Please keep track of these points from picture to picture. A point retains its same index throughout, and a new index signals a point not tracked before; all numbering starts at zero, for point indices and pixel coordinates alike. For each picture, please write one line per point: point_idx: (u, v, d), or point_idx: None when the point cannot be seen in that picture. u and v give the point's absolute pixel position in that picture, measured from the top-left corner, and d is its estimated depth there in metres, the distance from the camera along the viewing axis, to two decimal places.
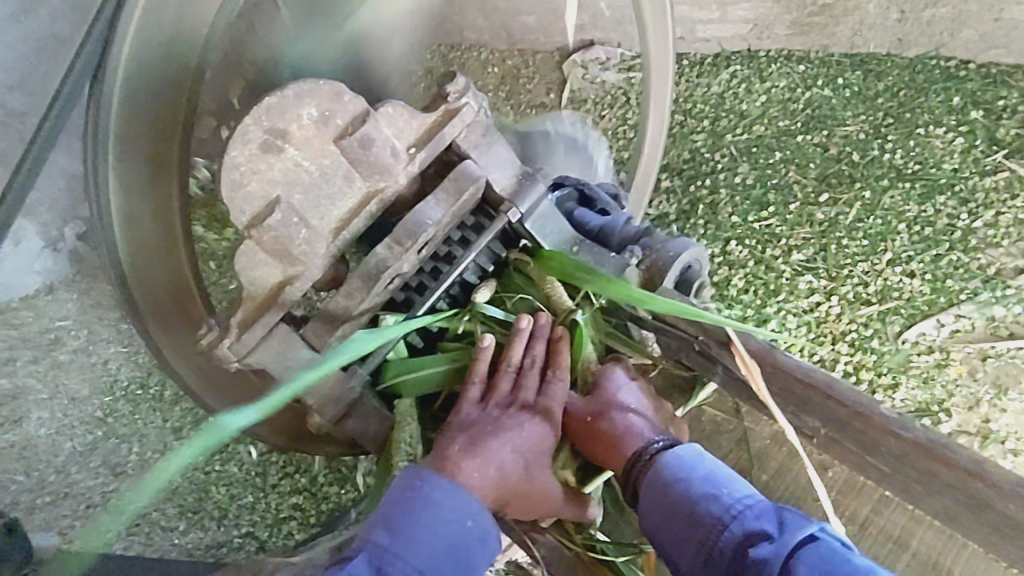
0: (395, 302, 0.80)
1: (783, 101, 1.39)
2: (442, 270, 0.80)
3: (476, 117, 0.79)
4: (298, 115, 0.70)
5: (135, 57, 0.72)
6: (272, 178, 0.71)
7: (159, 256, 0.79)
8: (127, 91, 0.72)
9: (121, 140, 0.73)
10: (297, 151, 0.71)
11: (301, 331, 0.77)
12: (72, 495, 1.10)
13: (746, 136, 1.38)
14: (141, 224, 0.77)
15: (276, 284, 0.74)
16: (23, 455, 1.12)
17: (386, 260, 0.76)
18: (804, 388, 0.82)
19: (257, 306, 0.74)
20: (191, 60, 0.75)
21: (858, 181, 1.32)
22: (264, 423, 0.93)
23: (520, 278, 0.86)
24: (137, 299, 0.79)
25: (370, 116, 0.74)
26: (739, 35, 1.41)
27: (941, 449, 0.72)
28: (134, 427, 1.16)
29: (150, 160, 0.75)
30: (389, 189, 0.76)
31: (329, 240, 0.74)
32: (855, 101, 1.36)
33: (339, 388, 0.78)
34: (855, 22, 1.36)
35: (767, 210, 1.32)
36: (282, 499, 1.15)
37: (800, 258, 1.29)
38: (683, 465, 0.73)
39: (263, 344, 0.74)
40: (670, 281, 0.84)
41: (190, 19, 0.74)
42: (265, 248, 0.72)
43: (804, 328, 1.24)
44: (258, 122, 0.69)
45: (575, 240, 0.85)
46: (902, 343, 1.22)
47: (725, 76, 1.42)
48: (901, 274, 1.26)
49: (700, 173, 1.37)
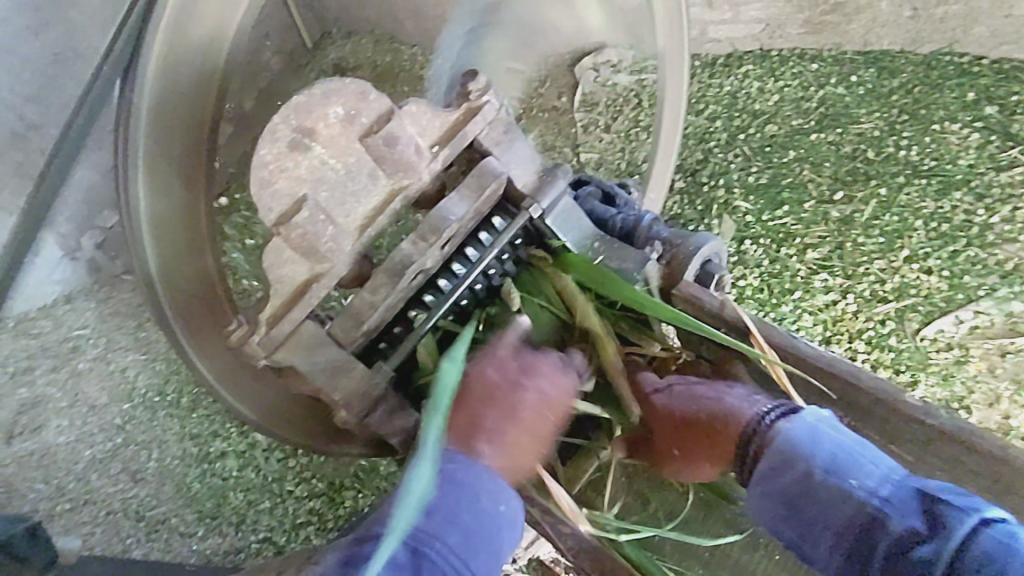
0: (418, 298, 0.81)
1: (796, 100, 1.37)
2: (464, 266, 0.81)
3: (497, 115, 0.79)
4: (326, 113, 0.69)
5: (164, 58, 0.73)
6: (294, 178, 0.70)
7: (187, 257, 0.82)
8: (157, 98, 0.74)
9: (151, 147, 0.75)
10: (324, 149, 0.70)
11: (327, 328, 0.77)
12: (92, 502, 1.14)
13: (759, 135, 1.36)
14: (170, 226, 0.79)
15: (303, 282, 0.73)
16: (42, 463, 1.14)
17: (410, 259, 0.76)
18: (824, 378, 0.78)
19: (285, 302, 0.74)
20: (217, 64, 0.77)
21: (873, 178, 1.31)
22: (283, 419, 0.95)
23: (538, 275, 0.87)
24: (166, 300, 0.81)
25: (394, 113, 0.73)
26: (751, 35, 1.38)
27: (972, 438, 0.70)
28: (153, 433, 1.17)
29: (179, 164, 0.78)
30: (412, 185, 0.76)
31: (355, 236, 0.74)
32: (868, 99, 1.35)
33: (367, 384, 0.78)
34: (868, 19, 1.33)
35: (782, 209, 1.31)
36: (300, 504, 1.15)
37: (816, 257, 1.28)
38: (808, 441, 0.72)
39: (289, 343, 0.75)
40: (690, 274, 0.85)
41: (216, 22, 0.76)
42: (292, 245, 0.71)
43: (820, 326, 1.24)
44: (286, 120, 0.68)
45: (594, 237, 0.87)
46: (921, 340, 1.22)
47: (737, 76, 1.40)
48: (919, 271, 1.25)
49: (714, 174, 1.35)
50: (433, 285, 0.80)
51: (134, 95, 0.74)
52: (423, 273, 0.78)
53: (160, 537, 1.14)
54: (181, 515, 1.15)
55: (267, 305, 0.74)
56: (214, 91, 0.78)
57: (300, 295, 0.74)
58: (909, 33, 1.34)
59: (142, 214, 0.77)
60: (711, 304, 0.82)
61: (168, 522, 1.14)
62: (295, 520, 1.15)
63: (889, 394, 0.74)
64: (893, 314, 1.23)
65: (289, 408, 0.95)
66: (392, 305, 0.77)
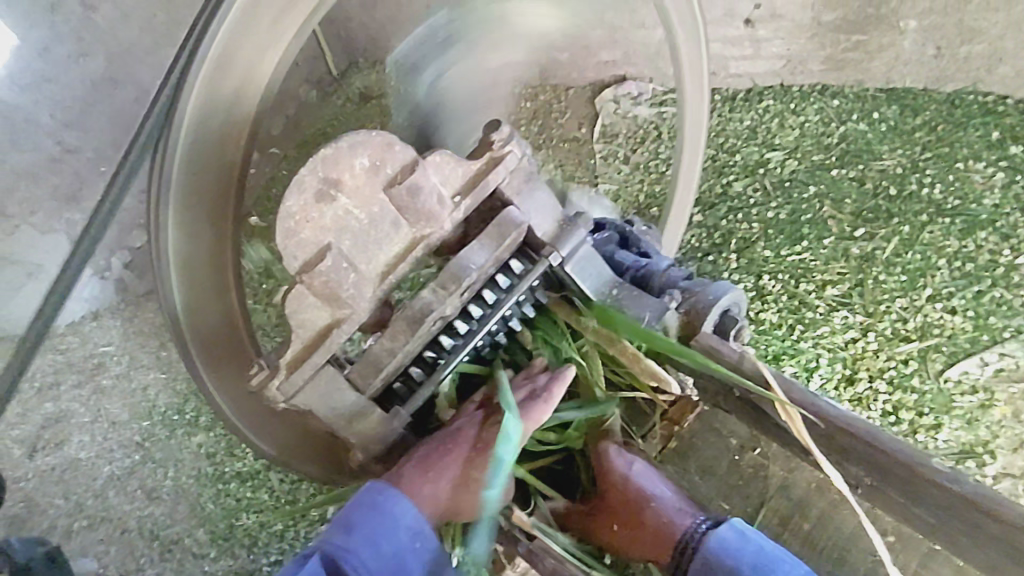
0: (436, 345, 0.80)
1: (817, 135, 1.37)
2: (484, 314, 0.81)
3: (519, 164, 0.78)
4: (352, 166, 0.70)
5: (200, 107, 0.77)
6: (320, 226, 0.71)
7: (208, 295, 0.85)
8: (188, 147, 0.78)
9: (179, 193, 0.79)
10: (349, 199, 0.71)
11: (346, 373, 0.77)
12: (109, 519, 1.15)
13: (779, 170, 1.37)
14: (194, 267, 0.83)
15: (323, 327, 0.75)
16: (63, 478, 1.16)
17: (431, 305, 0.76)
18: (843, 436, 0.80)
19: (306, 347, 0.75)
20: (248, 109, 0.81)
21: (895, 216, 1.30)
22: (301, 452, 0.98)
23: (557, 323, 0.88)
24: (186, 335, 0.85)
25: (418, 164, 0.74)
26: (774, 70, 1.39)
27: (988, 503, 0.71)
28: (169, 452, 1.18)
29: (205, 210, 0.81)
30: (434, 235, 0.76)
31: (376, 282, 0.75)
32: (892, 135, 1.35)
33: (383, 429, 0.80)
34: (890, 57, 1.33)
35: (801, 244, 1.31)
36: (312, 528, 1.15)
37: (835, 293, 1.27)
38: (734, 546, 0.79)
39: (309, 388, 0.75)
40: (706, 326, 0.85)
41: (250, 70, 0.79)
42: (315, 292, 0.72)
43: (839, 364, 1.22)
44: (313, 172, 0.69)
45: (613, 284, 0.86)
46: (945, 382, 1.19)
47: (758, 111, 1.40)
48: (942, 310, 1.23)
49: (732, 208, 1.36)
50: (452, 333, 0.80)
51: (167, 142, 0.77)
52: (441, 321, 0.78)
53: (173, 556, 1.15)
54: (194, 535, 1.15)
55: (288, 349, 0.75)
56: (243, 139, 0.81)
57: (322, 339, 0.74)
58: (933, 71, 1.34)
59: (167, 255, 0.80)
60: (728, 354, 0.83)
61: (182, 542, 1.15)
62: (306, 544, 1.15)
63: (913, 458, 0.76)
64: (917, 352, 1.21)
65: (303, 442, 0.98)
66: (407, 353, 0.77)
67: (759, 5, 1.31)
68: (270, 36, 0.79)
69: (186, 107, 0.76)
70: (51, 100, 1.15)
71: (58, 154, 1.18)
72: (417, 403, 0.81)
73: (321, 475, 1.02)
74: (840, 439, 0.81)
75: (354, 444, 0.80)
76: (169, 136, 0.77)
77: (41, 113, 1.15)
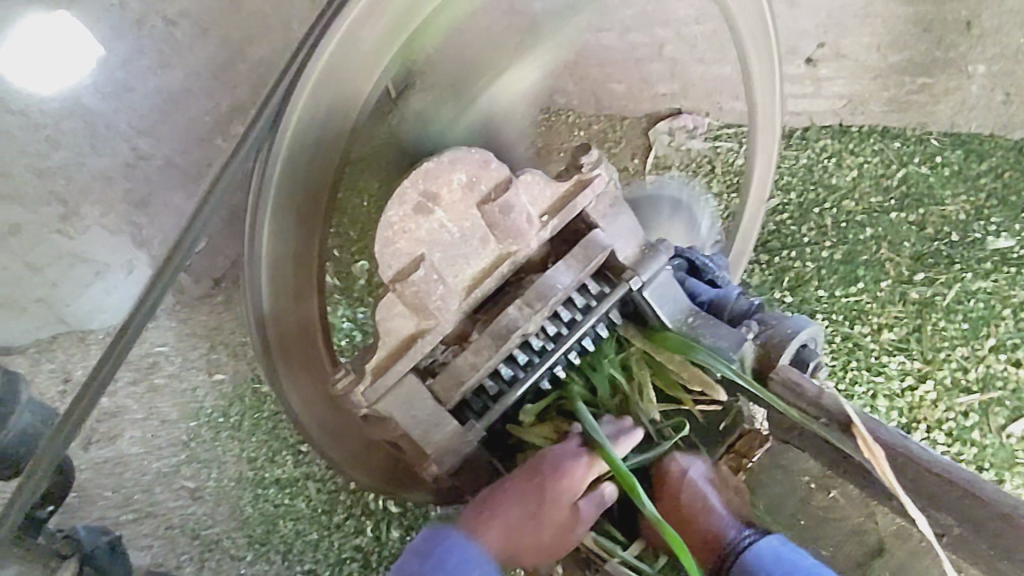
0: (514, 360, 0.83)
1: (875, 177, 1.35)
2: (562, 333, 0.84)
3: (606, 187, 0.84)
4: (450, 179, 0.77)
5: (306, 121, 0.84)
6: (407, 244, 0.76)
7: (292, 302, 0.92)
8: (285, 163, 0.85)
9: (274, 205, 0.86)
10: (444, 212, 0.77)
11: (428, 384, 0.81)
12: (154, 515, 1.17)
13: (835, 210, 1.34)
14: (280, 275, 0.90)
15: (409, 336, 0.79)
16: (115, 471, 1.18)
17: (516, 322, 0.81)
18: (942, 483, 0.78)
19: (390, 353, 0.79)
20: (347, 123, 0.87)
21: (957, 262, 1.27)
22: (364, 458, 1.03)
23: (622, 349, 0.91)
24: (267, 337, 0.92)
25: (511, 183, 0.80)
26: (834, 110, 1.37)
27: None
28: (214, 453, 1.21)
29: (295, 222, 0.89)
30: (521, 252, 0.81)
31: (462, 296, 0.80)
32: (954, 180, 1.33)
33: (458, 442, 0.82)
34: (957, 101, 1.32)
35: (856, 286, 1.28)
36: (345, 540, 1.17)
37: (891, 338, 1.24)
38: (783, 560, 0.79)
39: (391, 394, 0.79)
40: (785, 359, 0.87)
41: (349, 86, 0.86)
42: (404, 301, 0.78)
43: (895, 413, 1.18)
44: (415, 185, 0.76)
45: (689, 312, 0.89)
46: (1007, 437, 1.16)
47: (814, 150, 1.38)
48: (1005, 362, 1.20)
49: (784, 246, 1.33)
50: (531, 351, 0.83)
51: (269, 157, 0.85)
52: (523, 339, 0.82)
53: (212, 557, 1.16)
54: (232, 538, 1.17)
55: (373, 356, 0.79)
56: (337, 159, 0.88)
57: (405, 348, 0.79)
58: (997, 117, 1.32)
59: (257, 261, 0.88)
60: (810, 388, 0.84)
61: (221, 543, 1.17)
62: (338, 557, 1.17)
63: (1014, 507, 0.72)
64: (971, 407, 1.18)
65: (365, 451, 1.02)
66: (488, 366, 0.81)
67: (822, 44, 1.29)
68: (369, 60, 0.86)
69: (288, 125, 0.84)
70: (134, 110, 1.21)
71: (133, 160, 1.25)
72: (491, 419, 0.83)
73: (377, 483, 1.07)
74: (935, 485, 0.79)
75: (428, 455, 0.82)
76: (271, 151, 0.84)
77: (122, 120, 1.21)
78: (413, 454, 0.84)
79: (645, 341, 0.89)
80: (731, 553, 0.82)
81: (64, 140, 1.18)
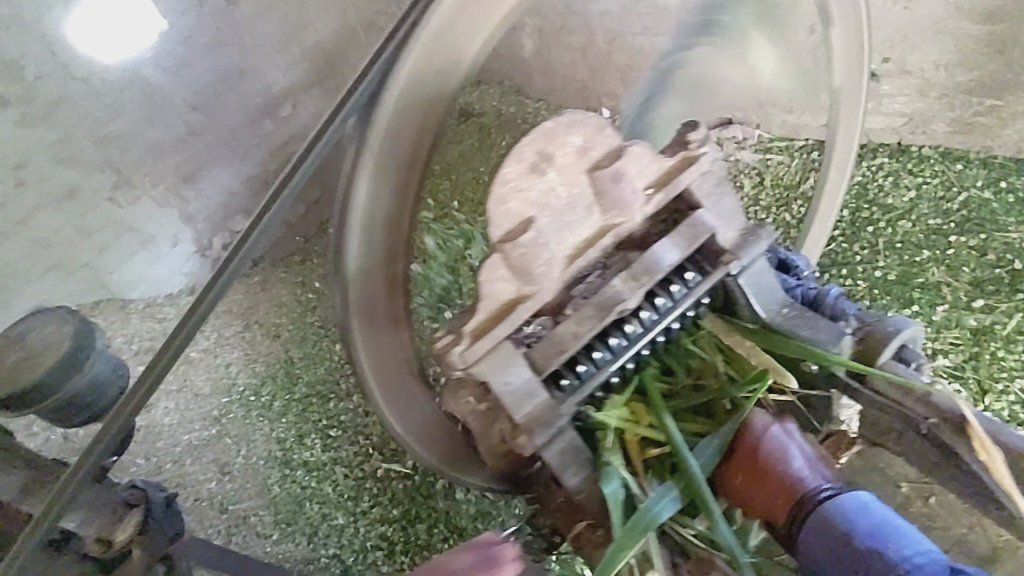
0: (613, 331, 0.87)
1: (934, 199, 1.43)
2: (659, 310, 0.88)
3: (710, 166, 0.88)
4: (566, 141, 0.79)
5: (414, 77, 0.86)
6: (515, 203, 0.78)
7: (374, 263, 0.92)
8: (390, 124, 0.86)
9: (374, 163, 0.87)
10: (557, 175, 0.79)
11: (524, 351, 0.83)
12: (184, 487, 1.10)
13: (893, 230, 1.43)
14: (370, 233, 0.91)
15: (508, 300, 0.81)
16: (143, 438, 1.03)
17: (620, 295, 0.84)
18: None
19: (491, 315, 0.81)
20: (450, 84, 0.89)
21: (1017, 292, 1.36)
22: (431, 431, 1.04)
23: (707, 339, 0.95)
24: (349, 295, 0.92)
25: (621, 151, 0.83)
26: (892, 128, 1.45)
27: None
28: (244, 430, 1.21)
29: (391, 183, 0.90)
30: (623, 225, 0.84)
31: (563, 266, 0.82)
32: (1018, 207, 1.40)
33: (552, 413, 0.84)
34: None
35: (912, 308, 1.37)
36: (371, 527, 1.26)
37: (948, 364, 1.32)
38: (853, 509, 0.74)
39: (485, 359, 0.81)
40: (885, 355, 0.92)
41: (457, 48, 0.88)
42: (510, 263, 0.79)
43: None
44: (533, 142, 0.77)
45: (783, 303, 0.94)
46: None
47: (871, 167, 1.47)
48: None
49: (838, 263, 1.42)
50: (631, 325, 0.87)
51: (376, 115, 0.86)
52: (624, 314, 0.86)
53: (238, 532, 1.16)
54: (259, 515, 1.19)
55: (474, 318, 0.81)
56: (434, 124, 0.90)
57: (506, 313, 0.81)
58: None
59: (352, 218, 0.89)
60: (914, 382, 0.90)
61: (247, 519, 1.18)
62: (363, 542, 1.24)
63: None
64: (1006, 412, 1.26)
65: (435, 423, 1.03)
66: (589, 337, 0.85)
67: (887, 60, 1.35)
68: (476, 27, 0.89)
69: (393, 88, 0.85)
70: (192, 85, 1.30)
71: (186, 134, 1.31)
72: (588, 391, 0.85)
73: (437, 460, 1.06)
74: None
75: (521, 425, 0.84)
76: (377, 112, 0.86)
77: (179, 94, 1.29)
78: (480, 426, 0.87)
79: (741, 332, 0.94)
80: (808, 502, 0.78)
81: (124, 109, 1.26)
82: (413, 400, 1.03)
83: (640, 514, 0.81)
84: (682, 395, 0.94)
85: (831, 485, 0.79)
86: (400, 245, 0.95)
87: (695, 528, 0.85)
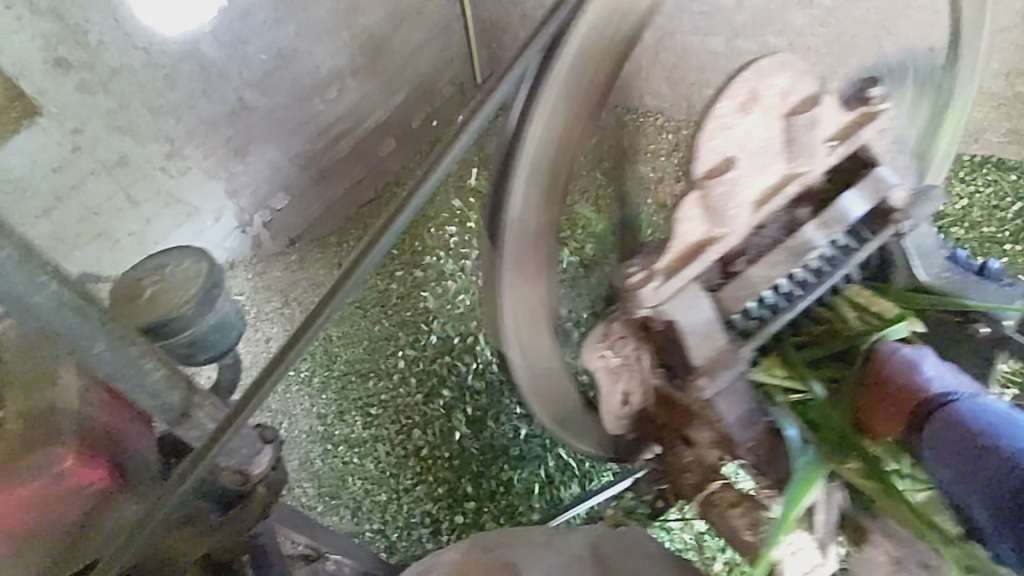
0: (798, 274, 1.07)
1: (988, 207, 1.55)
2: (826, 270, 1.08)
3: (890, 125, 1.04)
4: (773, 83, 0.91)
5: (596, 29, 0.90)
6: (718, 143, 0.91)
7: (530, 224, 1.02)
8: (543, 116, 0.94)
9: (533, 156, 0.97)
10: (765, 110, 0.92)
11: (713, 295, 1.02)
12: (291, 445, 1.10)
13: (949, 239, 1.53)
14: (529, 200, 1.00)
15: (699, 242, 0.96)
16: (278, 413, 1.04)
17: (812, 242, 1.03)
18: None
19: (677, 259, 0.96)
20: (619, 45, 0.94)
21: None
22: (549, 373, 1.19)
23: (849, 304, 1.13)
24: (504, 261, 1.02)
25: (814, 99, 0.95)
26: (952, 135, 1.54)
27: None
28: (291, 405, 1.08)
29: (547, 175, 1.01)
30: (804, 173, 0.98)
31: (751, 211, 0.96)
32: None
33: (730, 357, 1.00)
34: None
35: None
36: (413, 505, 1.34)
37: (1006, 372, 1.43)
38: (982, 411, 0.86)
39: (675, 298, 0.97)
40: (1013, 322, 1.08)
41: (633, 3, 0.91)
42: (711, 200, 0.93)
43: None
44: (751, 77, 0.90)
45: (947, 272, 1.16)
46: None
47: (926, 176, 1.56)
48: None
49: None
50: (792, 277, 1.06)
51: (536, 107, 0.93)
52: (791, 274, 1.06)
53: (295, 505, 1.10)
54: (303, 488, 1.14)
55: (664, 259, 0.96)
56: (595, 98, 0.98)
57: (688, 258, 0.96)
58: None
59: (513, 197, 0.99)
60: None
61: (292, 494, 1.12)
62: (407, 519, 1.33)
63: None
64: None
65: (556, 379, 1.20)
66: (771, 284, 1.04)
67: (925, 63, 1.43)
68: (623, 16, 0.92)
69: (562, 60, 0.90)
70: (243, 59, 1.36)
71: (237, 108, 1.41)
72: (761, 339, 1.04)
73: (546, 411, 1.22)
74: None
75: (699, 370, 1.00)
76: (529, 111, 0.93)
77: (234, 72, 1.35)
78: (608, 381, 1.09)
79: (891, 296, 1.13)
80: (931, 405, 0.92)
81: (180, 79, 1.27)
82: (539, 345, 1.15)
83: (801, 468, 0.97)
84: (820, 345, 1.13)
85: (969, 390, 0.93)
86: (558, 191, 1.05)
87: (850, 466, 1.01)
